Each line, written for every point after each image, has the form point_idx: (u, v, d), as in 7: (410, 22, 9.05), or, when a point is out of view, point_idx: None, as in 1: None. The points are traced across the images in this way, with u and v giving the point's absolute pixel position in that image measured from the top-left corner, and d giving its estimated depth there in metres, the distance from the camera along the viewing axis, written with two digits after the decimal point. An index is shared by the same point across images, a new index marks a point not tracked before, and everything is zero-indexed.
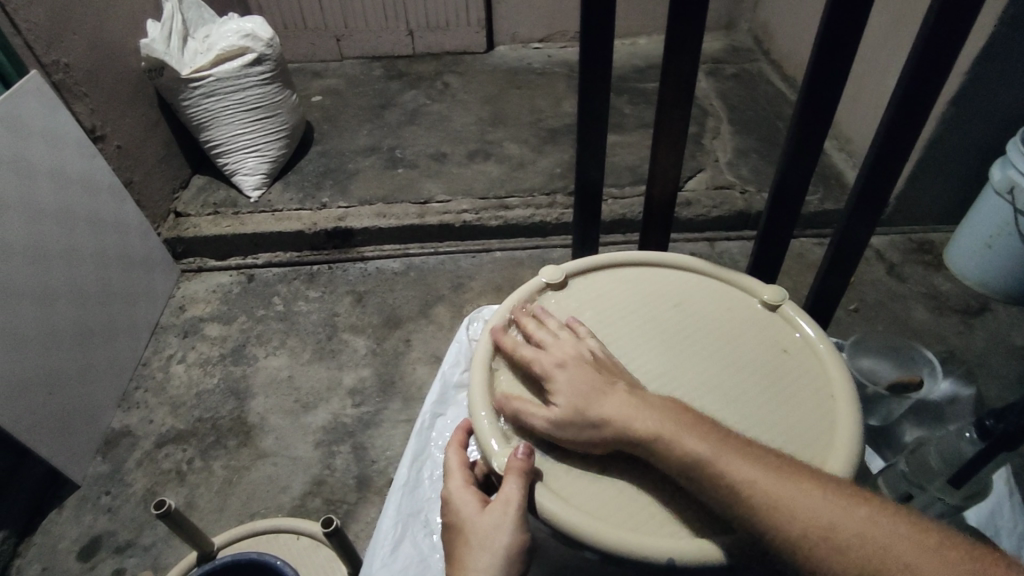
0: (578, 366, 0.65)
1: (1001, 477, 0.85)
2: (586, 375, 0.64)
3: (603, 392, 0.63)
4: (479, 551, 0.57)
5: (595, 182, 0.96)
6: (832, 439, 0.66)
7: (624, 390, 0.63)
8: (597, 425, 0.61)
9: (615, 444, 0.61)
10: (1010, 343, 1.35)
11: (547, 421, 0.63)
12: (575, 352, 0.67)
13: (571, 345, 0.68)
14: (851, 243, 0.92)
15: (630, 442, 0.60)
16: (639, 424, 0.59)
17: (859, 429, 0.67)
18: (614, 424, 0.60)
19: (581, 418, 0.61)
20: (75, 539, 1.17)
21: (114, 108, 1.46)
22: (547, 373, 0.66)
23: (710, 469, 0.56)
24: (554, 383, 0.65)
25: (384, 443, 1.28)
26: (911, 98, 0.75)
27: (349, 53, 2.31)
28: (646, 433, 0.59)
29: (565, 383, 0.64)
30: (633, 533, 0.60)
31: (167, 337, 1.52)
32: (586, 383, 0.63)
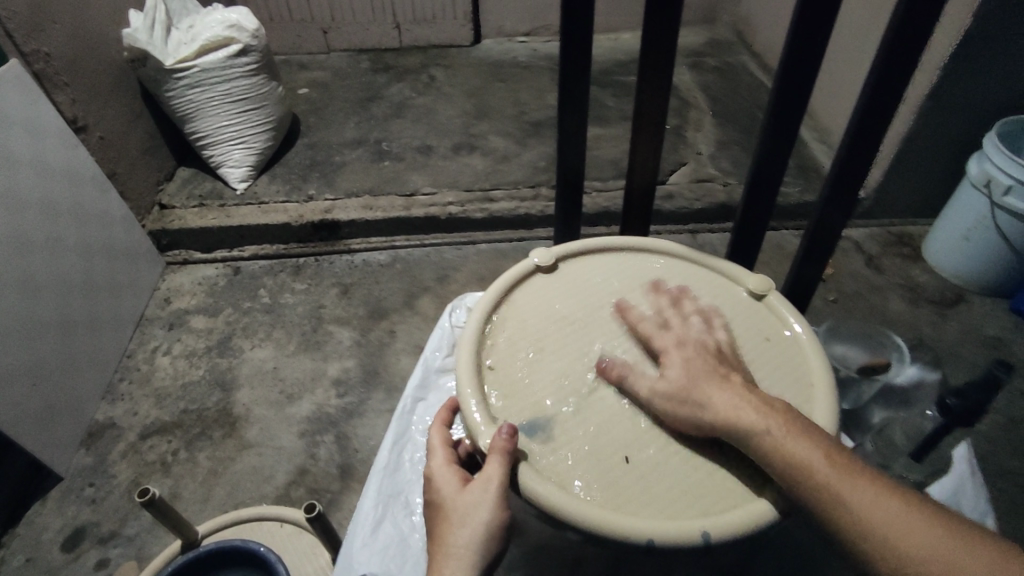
0: (695, 351, 0.66)
1: (960, 456, 0.85)
2: (700, 356, 0.65)
3: (718, 376, 0.63)
4: (458, 527, 0.58)
5: (576, 172, 0.98)
6: (807, 423, 0.68)
7: (737, 384, 0.62)
8: (702, 406, 0.62)
9: (713, 431, 0.61)
10: (983, 333, 1.39)
11: (653, 393, 0.65)
12: (695, 336, 0.68)
13: (696, 330, 0.69)
14: (827, 233, 0.94)
15: (730, 431, 0.60)
16: (743, 416, 0.59)
17: (833, 415, 0.69)
18: (716, 410, 0.60)
19: (684, 397, 0.62)
20: (58, 531, 1.17)
21: (96, 99, 1.45)
22: (664, 349, 0.67)
23: (795, 467, 0.56)
24: (669, 358, 0.66)
25: (367, 433, 1.29)
26: (881, 89, 0.76)
27: (335, 45, 2.30)
28: (749, 428, 0.59)
29: (679, 361, 0.65)
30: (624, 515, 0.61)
31: (152, 330, 1.51)
32: (699, 364, 0.64)
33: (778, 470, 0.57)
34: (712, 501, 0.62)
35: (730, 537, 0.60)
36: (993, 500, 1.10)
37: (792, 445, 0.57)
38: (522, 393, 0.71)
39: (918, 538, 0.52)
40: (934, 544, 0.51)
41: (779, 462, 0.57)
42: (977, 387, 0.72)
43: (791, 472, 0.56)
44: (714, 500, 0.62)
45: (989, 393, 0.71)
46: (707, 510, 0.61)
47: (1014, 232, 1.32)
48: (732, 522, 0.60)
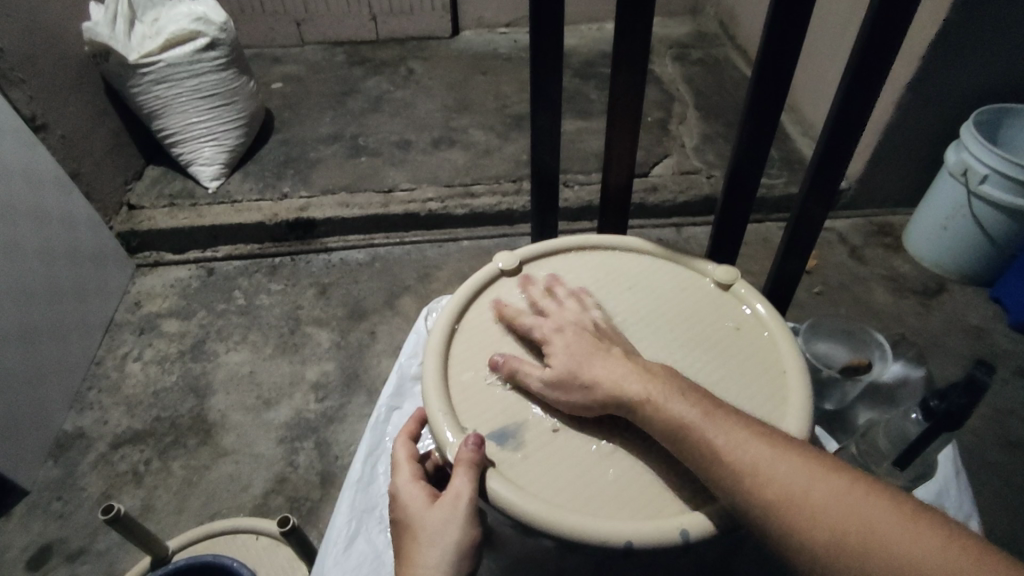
0: (575, 332, 0.66)
1: (947, 457, 0.84)
2: (581, 338, 0.65)
3: (597, 355, 0.63)
4: (428, 546, 0.56)
5: (553, 168, 0.95)
6: (781, 411, 0.67)
7: (617, 355, 0.63)
8: (587, 386, 0.62)
9: (608, 409, 0.61)
10: (965, 323, 1.39)
11: (541, 381, 0.64)
12: (573, 318, 0.69)
13: (572, 312, 0.70)
14: (808, 226, 0.92)
15: (622, 408, 0.60)
16: (630, 389, 0.60)
17: (808, 401, 0.68)
18: (605, 386, 0.60)
19: (573, 379, 0.62)
20: (24, 547, 1.13)
21: (56, 96, 1.39)
22: (546, 336, 0.67)
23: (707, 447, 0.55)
24: (551, 345, 0.66)
25: (348, 438, 1.26)
26: (862, 78, 0.75)
27: (310, 37, 2.24)
28: (634, 396, 0.59)
29: (562, 347, 0.65)
30: (591, 517, 0.59)
31: (121, 335, 1.46)
32: (580, 345, 0.64)
33: (714, 470, 0.55)
34: (689, 497, 0.60)
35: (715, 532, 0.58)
36: (977, 489, 1.10)
37: (734, 447, 0.55)
38: (488, 394, 0.69)
39: (857, 522, 0.48)
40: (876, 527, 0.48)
41: (702, 453, 0.56)
42: (962, 390, 0.67)
43: (736, 481, 0.54)
44: (692, 497, 0.60)
45: (971, 396, 0.67)
46: (687, 507, 0.60)
47: (989, 221, 1.33)
48: (711, 519, 0.58)
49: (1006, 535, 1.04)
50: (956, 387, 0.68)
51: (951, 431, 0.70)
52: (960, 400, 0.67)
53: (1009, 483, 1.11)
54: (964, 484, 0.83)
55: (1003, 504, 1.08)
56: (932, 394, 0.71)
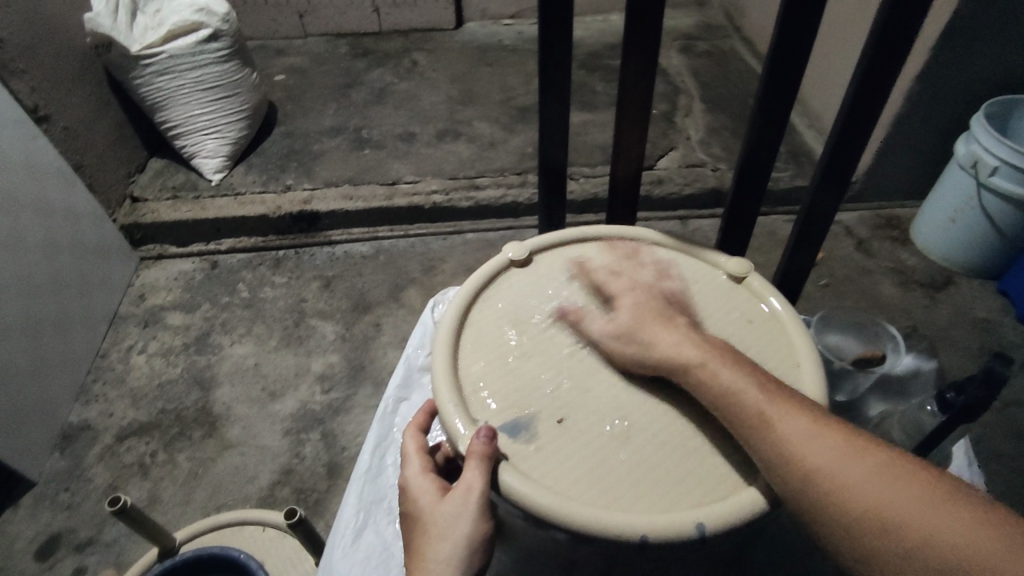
0: (645, 295, 0.71)
1: (959, 448, 0.84)
2: (649, 301, 0.70)
3: (664, 317, 0.67)
4: (439, 541, 0.56)
5: (560, 159, 0.94)
6: None
7: (680, 325, 0.66)
8: (647, 347, 0.65)
9: (657, 370, 0.64)
10: (973, 316, 1.38)
11: (605, 335, 0.69)
12: (642, 283, 0.74)
13: (645, 278, 0.75)
14: (818, 218, 0.91)
15: (673, 370, 0.62)
16: (686, 354, 0.62)
17: (821, 395, 0.67)
18: (660, 346, 0.64)
19: (631, 334, 0.66)
20: (32, 538, 1.13)
21: (59, 88, 1.38)
22: (617, 294, 0.72)
23: (745, 413, 0.57)
24: (622, 302, 0.71)
25: (354, 431, 1.26)
26: (876, 68, 0.74)
27: (313, 30, 2.22)
28: (687, 359, 0.62)
29: (629, 305, 0.69)
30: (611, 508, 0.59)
31: (126, 327, 1.46)
32: (647, 306, 0.69)
33: (756, 443, 0.56)
34: (703, 491, 0.60)
35: (727, 526, 0.58)
36: (985, 482, 1.10)
37: (778, 422, 0.55)
38: (498, 387, 0.69)
39: (894, 505, 0.48)
40: (913, 511, 0.48)
41: (749, 422, 0.57)
42: (980, 384, 0.67)
43: (767, 446, 0.55)
44: (705, 491, 0.60)
45: (990, 388, 0.67)
46: (701, 502, 0.60)
47: (998, 214, 1.32)
48: (725, 513, 0.58)
49: None
50: (976, 379, 0.68)
51: (969, 424, 0.70)
52: (978, 393, 0.68)
53: (1017, 475, 1.11)
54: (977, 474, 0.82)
55: (1011, 497, 1.08)
56: (951, 386, 0.73)
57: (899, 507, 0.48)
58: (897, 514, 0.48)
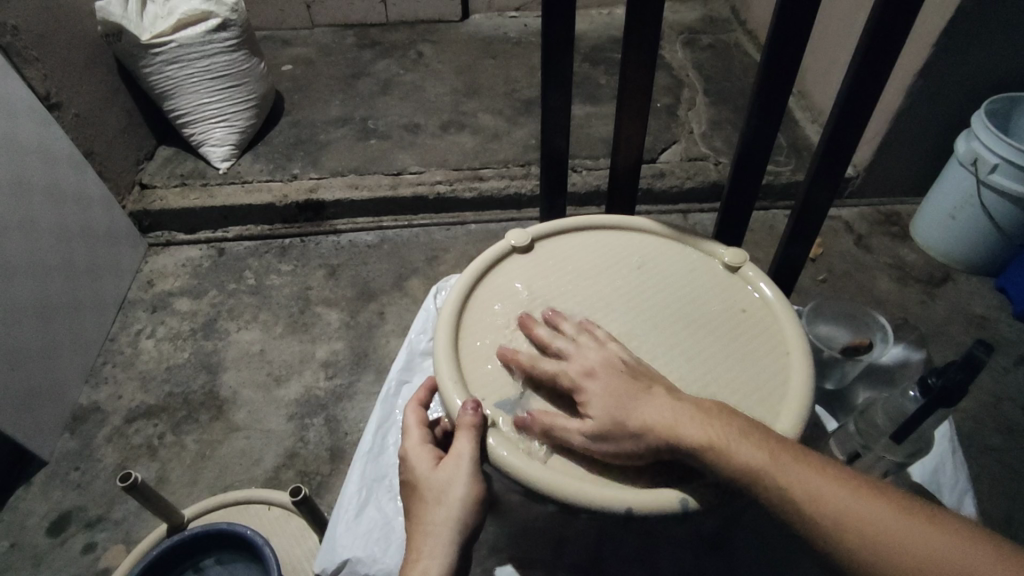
0: (611, 376, 0.62)
1: (944, 435, 0.88)
2: (619, 385, 0.61)
3: (641, 404, 0.60)
4: (434, 505, 0.60)
5: (561, 150, 0.96)
6: (783, 390, 0.69)
7: (661, 401, 0.60)
8: (636, 435, 0.59)
9: (658, 454, 0.59)
10: (969, 312, 1.39)
11: (582, 432, 0.61)
12: (600, 356, 0.64)
13: (594, 350, 0.65)
14: (813, 210, 0.93)
15: (675, 453, 0.59)
16: (683, 441, 0.58)
17: (810, 381, 0.70)
18: (659, 434, 0.58)
19: (620, 431, 0.59)
20: (44, 515, 1.16)
21: (70, 75, 1.40)
22: (577, 382, 0.63)
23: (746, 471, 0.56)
24: (585, 395, 0.61)
25: (357, 416, 1.29)
26: (871, 61, 0.75)
27: (320, 20, 2.23)
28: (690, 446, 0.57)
29: (598, 399, 0.60)
30: (594, 486, 0.61)
31: (135, 312, 1.49)
32: (622, 393, 0.60)
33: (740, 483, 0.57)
34: (689, 468, 0.63)
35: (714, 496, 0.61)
36: (975, 475, 1.12)
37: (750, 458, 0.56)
38: (497, 367, 0.72)
39: (866, 517, 0.52)
40: (878, 520, 0.52)
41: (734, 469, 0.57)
42: (959, 367, 0.69)
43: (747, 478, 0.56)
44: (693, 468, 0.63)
45: (968, 372, 0.68)
46: (689, 477, 0.62)
47: (997, 210, 1.33)
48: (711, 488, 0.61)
49: (1002, 521, 1.06)
50: (954, 363, 0.69)
51: (947, 408, 0.72)
52: (958, 376, 0.69)
53: (1009, 467, 1.12)
54: (963, 466, 0.86)
55: (999, 491, 1.10)
56: (932, 372, 0.74)
57: (863, 514, 0.52)
58: (861, 525, 0.52)
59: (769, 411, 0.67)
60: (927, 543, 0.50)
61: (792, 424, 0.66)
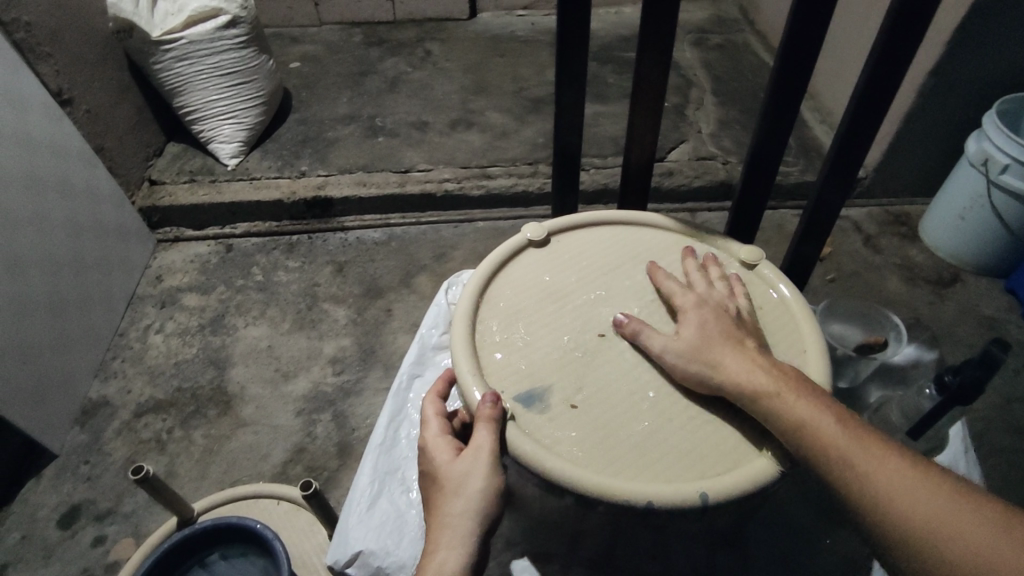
0: (713, 313, 0.68)
1: (957, 434, 0.87)
2: (719, 321, 0.67)
3: (731, 341, 0.65)
4: (454, 496, 0.60)
5: (573, 148, 0.96)
6: None
7: (749, 348, 0.65)
8: (715, 365, 0.64)
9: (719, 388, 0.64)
10: (978, 313, 1.39)
11: (669, 351, 0.67)
12: (716, 300, 0.71)
13: (708, 292, 0.72)
14: (824, 210, 0.93)
15: (740, 394, 0.62)
16: (756, 382, 0.62)
17: (825, 379, 0.70)
18: (728, 373, 0.63)
19: (699, 356, 0.65)
20: (53, 508, 1.17)
21: (81, 70, 1.41)
22: (684, 309, 0.70)
23: (796, 426, 0.59)
24: (687, 318, 0.68)
25: (365, 412, 1.29)
26: (886, 61, 0.75)
27: (328, 18, 2.23)
28: (759, 388, 0.61)
29: (698, 320, 0.67)
30: (615, 478, 0.62)
31: (144, 307, 1.50)
32: (716, 328, 0.66)
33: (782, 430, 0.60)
34: (706, 464, 0.63)
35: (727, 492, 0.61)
36: (984, 477, 1.12)
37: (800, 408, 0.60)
38: (514, 361, 0.72)
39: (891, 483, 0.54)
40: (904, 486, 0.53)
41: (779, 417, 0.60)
42: (976, 365, 0.70)
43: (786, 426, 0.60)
44: (710, 463, 0.63)
45: (987, 369, 0.69)
46: (705, 472, 0.63)
47: (1007, 211, 1.33)
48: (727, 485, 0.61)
49: None
50: (971, 360, 0.71)
51: (964, 405, 0.73)
52: (975, 372, 0.70)
53: (1019, 468, 1.12)
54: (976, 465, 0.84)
55: (1009, 492, 1.09)
56: (949, 369, 0.75)
57: (889, 478, 0.54)
58: (885, 488, 0.54)
59: None
60: (950, 516, 0.51)
61: None
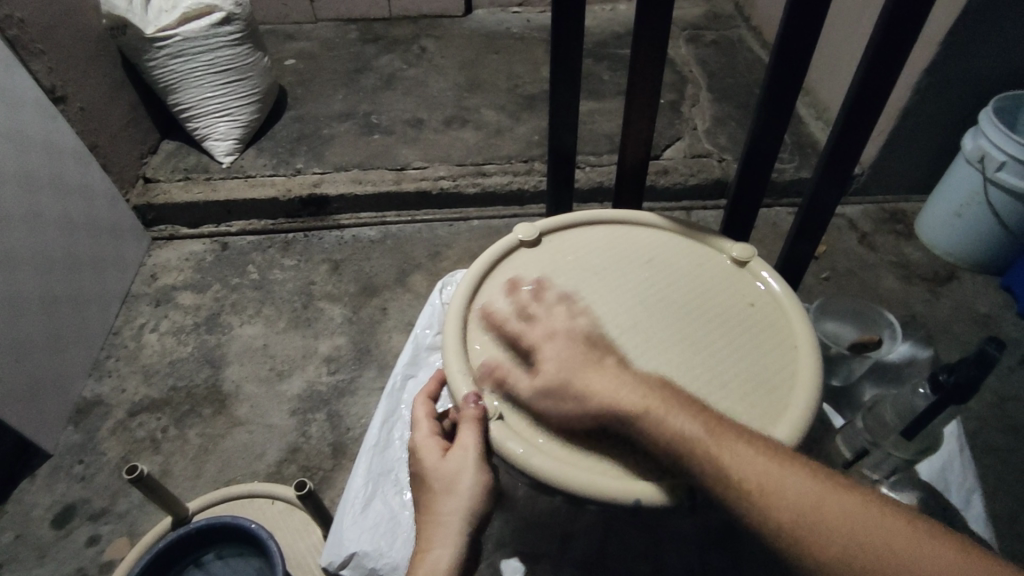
0: (567, 341, 0.65)
1: (951, 434, 0.92)
2: (574, 349, 0.64)
3: (591, 369, 0.62)
4: (445, 495, 0.61)
5: (568, 146, 0.96)
6: (793, 382, 0.69)
7: (611, 370, 0.62)
8: (579, 399, 0.61)
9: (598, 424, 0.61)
10: (974, 311, 1.39)
11: (532, 390, 0.64)
12: (564, 326, 0.66)
13: (563, 318, 0.67)
14: (820, 209, 0.93)
15: (615, 422, 0.60)
16: (624, 406, 0.59)
17: (819, 373, 0.70)
18: (601, 398, 0.60)
19: (564, 391, 0.62)
20: (48, 508, 1.17)
21: (74, 67, 1.40)
22: (536, 343, 0.66)
23: (682, 441, 0.57)
24: (541, 354, 0.64)
25: (359, 411, 1.29)
26: (882, 58, 0.74)
27: (323, 15, 2.22)
28: (632, 412, 0.59)
29: (551, 356, 0.64)
30: (601, 478, 0.62)
31: (138, 306, 1.49)
32: (573, 357, 0.63)
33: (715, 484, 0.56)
34: None
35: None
36: (978, 475, 1.12)
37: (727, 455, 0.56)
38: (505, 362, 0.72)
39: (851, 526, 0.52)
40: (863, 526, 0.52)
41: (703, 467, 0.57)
42: (972, 363, 0.70)
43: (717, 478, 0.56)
44: None
45: (982, 368, 0.69)
46: None
47: (1004, 208, 1.32)
48: None
49: (1005, 519, 1.06)
50: (967, 359, 0.70)
51: (959, 404, 0.73)
52: (969, 370, 0.70)
53: (1013, 467, 1.12)
54: (969, 464, 0.90)
55: (1003, 490, 1.10)
56: (942, 368, 0.74)
57: (846, 522, 0.52)
58: (846, 534, 0.52)
59: (781, 403, 0.67)
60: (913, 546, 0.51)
61: (803, 416, 0.66)
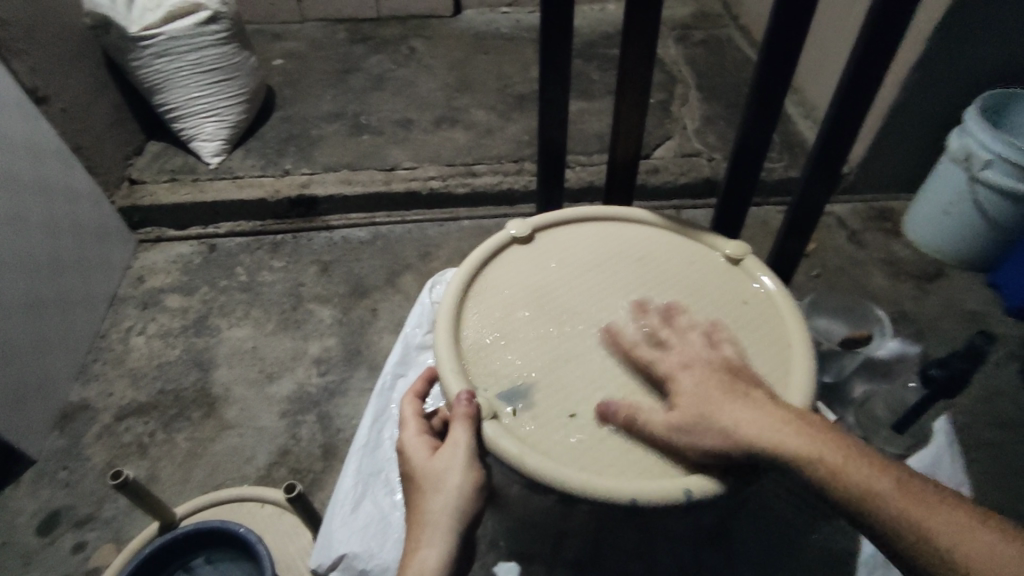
0: (704, 371, 0.63)
1: (942, 428, 0.87)
2: (713, 378, 0.62)
3: (733, 399, 0.60)
4: (433, 493, 0.60)
5: (558, 144, 0.96)
6: (786, 380, 0.69)
7: (758, 401, 0.60)
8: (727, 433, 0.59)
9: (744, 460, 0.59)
10: (960, 308, 1.40)
11: (669, 419, 0.61)
12: (701, 355, 0.65)
13: (701, 347, 0.66)
14: (809, 206, 0.93)
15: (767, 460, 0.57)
16: (779, 443, 0.57)
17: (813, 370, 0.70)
18: (749, 435, 0.58)
19: (710, 424, 0.59)
20: (32, 515, 1.15)
21: (57, 67, 1.38)
22: (672, 373, 0.64)
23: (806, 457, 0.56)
24: (680, 388, 0.62)
25: (350, 412, 1.28)
26: (870, 55, 0.75)
27: (311, 14, 2.20)
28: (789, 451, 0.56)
29: (691, 387, 0.62)
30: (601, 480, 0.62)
31: (125, 309, 1.47)
32: (712, 387, 0.61)
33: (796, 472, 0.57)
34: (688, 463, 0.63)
35: (709, 487, 0.61)
36: (966, 469, 1.13)
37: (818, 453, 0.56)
38: (497, 363, 0.71)
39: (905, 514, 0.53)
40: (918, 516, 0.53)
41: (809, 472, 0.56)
42: (962, 356, 0.71)
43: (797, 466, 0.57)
44: None
45: (970, 360, 0.71)
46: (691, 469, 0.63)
47: (991, 206, 1.34)
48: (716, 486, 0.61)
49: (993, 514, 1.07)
50: (955, 352, 0.72)
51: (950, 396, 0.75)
52: (961, 364, 0.71)
53: (1001, 461, 1.14)
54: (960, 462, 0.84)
55: (991, 484, 1.11)
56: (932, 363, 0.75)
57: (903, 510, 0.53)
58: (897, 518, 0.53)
59: None
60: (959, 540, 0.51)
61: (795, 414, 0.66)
